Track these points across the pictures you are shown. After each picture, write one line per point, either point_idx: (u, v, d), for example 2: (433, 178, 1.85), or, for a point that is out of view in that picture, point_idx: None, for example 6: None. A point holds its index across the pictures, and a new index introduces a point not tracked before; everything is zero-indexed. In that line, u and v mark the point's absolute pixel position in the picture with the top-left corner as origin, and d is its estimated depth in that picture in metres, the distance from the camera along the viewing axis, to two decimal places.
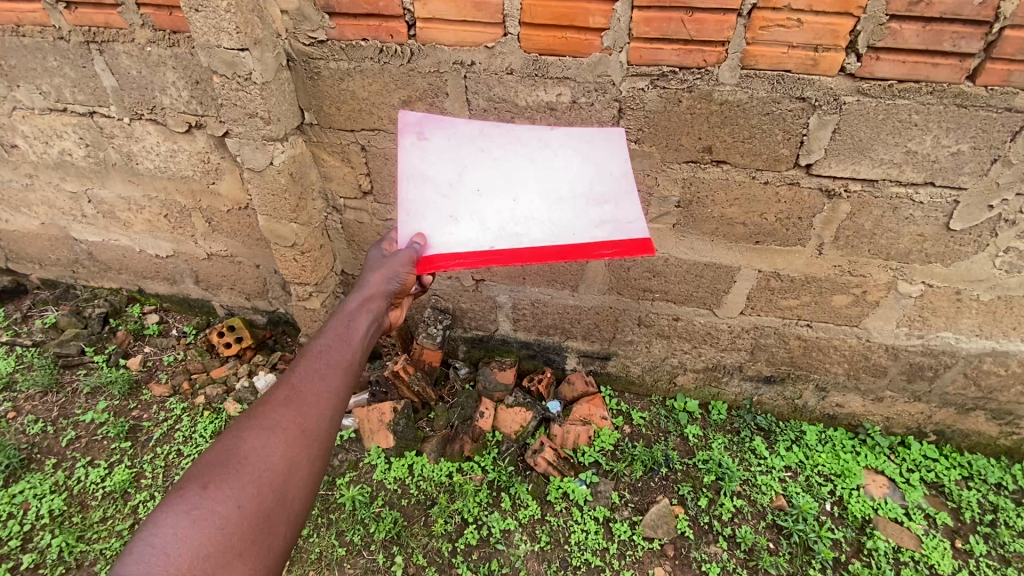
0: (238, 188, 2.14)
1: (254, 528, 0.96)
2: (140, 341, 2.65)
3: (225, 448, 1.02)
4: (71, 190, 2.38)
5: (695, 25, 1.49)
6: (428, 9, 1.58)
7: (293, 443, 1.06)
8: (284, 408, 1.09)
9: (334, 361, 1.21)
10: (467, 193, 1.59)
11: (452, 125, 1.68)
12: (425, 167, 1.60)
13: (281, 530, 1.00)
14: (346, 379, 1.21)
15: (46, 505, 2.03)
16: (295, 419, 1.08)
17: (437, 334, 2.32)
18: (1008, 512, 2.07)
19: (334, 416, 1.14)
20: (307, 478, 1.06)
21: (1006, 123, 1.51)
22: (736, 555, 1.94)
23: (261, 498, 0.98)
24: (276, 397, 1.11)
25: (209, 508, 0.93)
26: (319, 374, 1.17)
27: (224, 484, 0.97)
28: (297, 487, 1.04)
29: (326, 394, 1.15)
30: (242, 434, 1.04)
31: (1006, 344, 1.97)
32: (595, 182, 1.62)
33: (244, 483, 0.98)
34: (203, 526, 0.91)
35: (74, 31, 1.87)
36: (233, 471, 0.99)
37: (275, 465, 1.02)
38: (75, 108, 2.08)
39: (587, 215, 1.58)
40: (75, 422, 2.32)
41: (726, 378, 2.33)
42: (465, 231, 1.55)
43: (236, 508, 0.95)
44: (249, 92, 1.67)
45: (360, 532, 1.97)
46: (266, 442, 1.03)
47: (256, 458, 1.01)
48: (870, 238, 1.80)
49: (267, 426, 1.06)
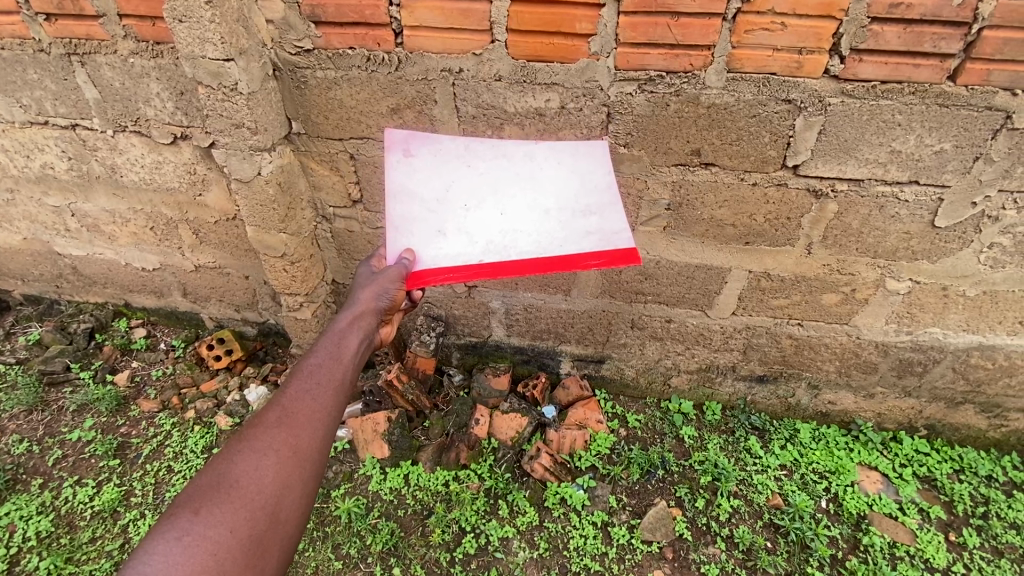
0: (226, 199, 2.11)
1: (248, 552, 0.95)
2: (127, 356, 2.60)
3: (216, 471, 1.01)
4: (54, 205, 2.35)
5: (681, 29, 1.50)
6: (415, 17, 1.58)
7: (286, 465, 1.04)
8: (277, 429, 1.07)
9: (327, 379, 1.20)
10: (455, 208, 1.58)
11: (439, 143, 1.69)
12: (413, 184, 1.60)
13: (274, 555, 0.98)
14: (339, 396, 1.20)
15: (34, 527, 1.98)
16: (287, 441, 1.07)
17: (430, 341, 2.34)
18: (999, 504, 2.10)
19: (327, 436, 1.12)
20: (300, 501, 1.04)
21: (987, 122, 1.54)
22: (735, 555, 1.95)
23: (252, 523, 0.97)
24: (268, 417, 1.10)
25: (201, 533, 0.92)
26: (311, 393, 1.16)
27: (216, 508, 0.95)
28: (289, 509, 1.02)
29: (318, 414, 1.13)
30: (235, 456, 1.03)
31: (993, 338, 2.00)
32: (581, 194, 1.64)
33: (236, 507, 0.96)
34: (196, 552, 0.90)
35: (55, 43, 1.84)
36: (225, 495, 0.97)
37: (269, 489, 1.00)
38: (57, 121, 2.05)
39: (575, 226, 1.58)
40: (62, 441, 2.27)
41: (719, 378, 2.35)
42: (454, 245, 1.54)
43: (228, 533, 0.94)
44: (235, 102, 1.66)
45: (356, 544, 1.94)
46: (257, 464, 1.02)
47: (249, 481, 0.99)
48: (858, 237, 1.82)
49: (260, 448, 1.04)
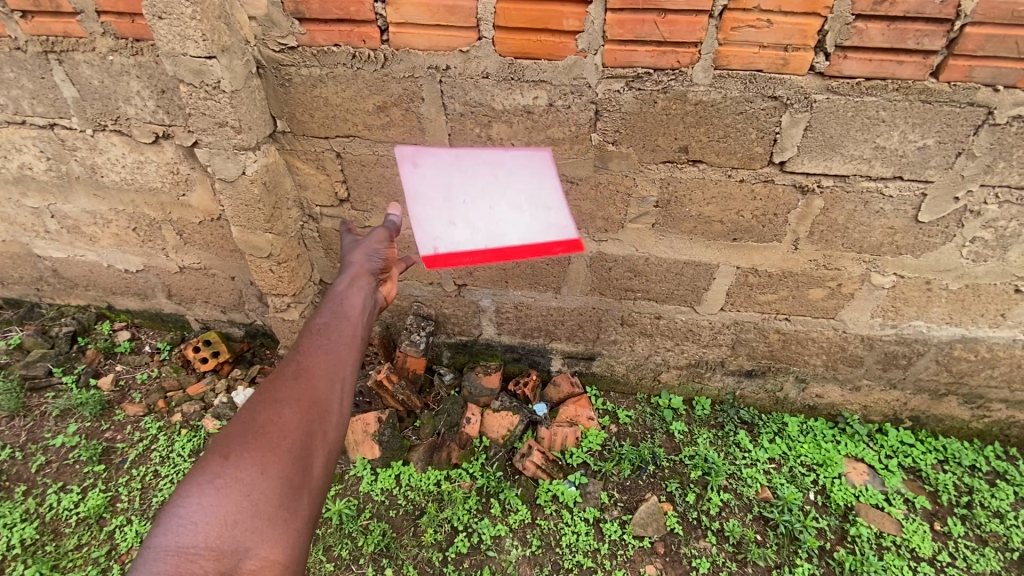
0: (210, 199, 2.08)
1: (281, 493, 1.00)
2: (111, 359, 2.56)
3: (242, 423, 1.07)
4: (33, 206, 2.30)
5: (668, 26, 1.50)
6: (401, 14, 1.56)
7: (307, 412, 1.11)
8: (295, 381, 1.15)
9: (337, 334, 1.27)
10: (458, 204, 1.78)
11: (436, 143, 1.81)
12: (423, 189, 1.80)
13: (308, 497, 1.03)
14: (351, 349, 1.27)
15: (17, 535, 1.94)
16: (306, 391, 1.14)
17: (420, 341, 2.29)
18: (982, 493, 2.14)
19: (343, 386, 1.19)
20: (325, 446, 1.10)
21: (969, 118, 1.56)
22: (725, 549, 1.97)
23: (282, 467, 1.02)
24: (285, 373, 1.17)
25: (232, 478, 0.98)
26: (323, 348, 1.23)
27: (244, 454, 1.01)
28: (316, 453, 1.08)
29: (333, 366, 1.20)
30: (258, 408, 1.10)
31: (975, 330, 2.04)
32: (552, 192, 1.86)
33: (264, 453, 1.02)
34: (230, 494, 0.96)
35: (31, 41, 1.80)
36: (252, 441, 1.03)
37: (292, 434, 1.07)
38: (34, 120, 2.00)
39: (541, 220, 1.88)
40: (45, 447, 2.23)
41: (708, 374, 2.37)
42: (462, 234, 1.80)
43: (260, 476, 1.00)
44: (218, 100, 1.64)
45: (347, 546, 1.93)
46: (279, 413, 1.08)
47: (273, 428, 1.06)
48: (843, 232, 1.84)
49: (280, 399, 1.11)
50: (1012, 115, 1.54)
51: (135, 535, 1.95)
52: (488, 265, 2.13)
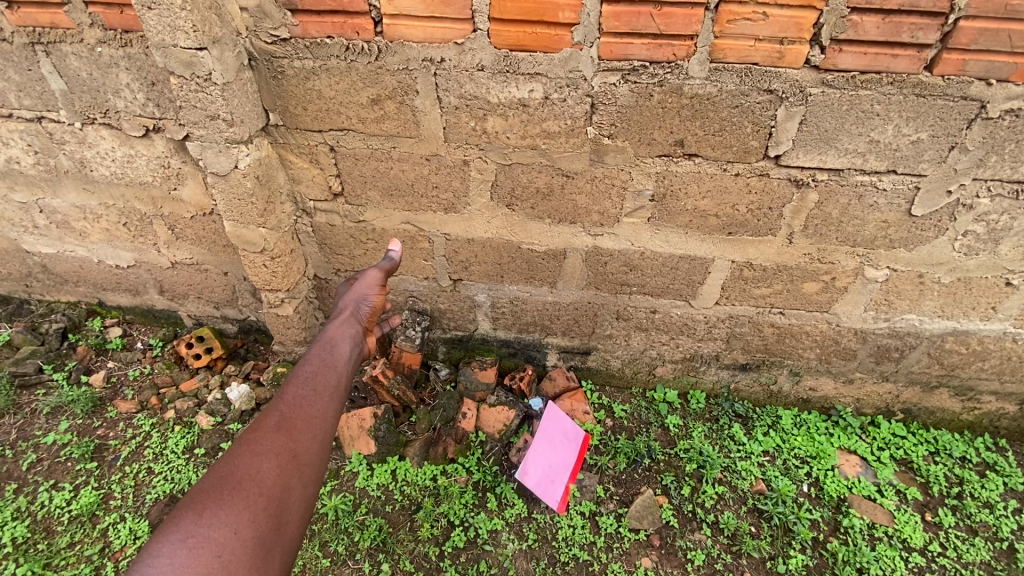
0: (202, 193, 2.06)
1: (251, 553, 1.03)
2: (103, 356, 2.53)
3: (220, 477, 1.11)
4: (21, 200, 2.26)
5: (663, 19, 1.49)
6: (395, 6, 1.54)
7: (287, 467, 1.17)
8: (276, 434, 1.22)
9: (320, 386, 1.38)
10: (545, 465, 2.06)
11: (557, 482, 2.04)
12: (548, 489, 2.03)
13: (276, 556, 1.07)
14: (332, 403, 1.37)
15: (9, 534, 1.92)
16: (286, 444, 1.21)
17: (415, 336, 2.27)
18: (973, 483, 2.16)
19: (322, 441, 1.27)
20: (299, 505, 1.16)
21: (962, 111, 1.56)
22: (720, 540, 1.98)
23: (256, 524, 1.06)
24: (266, 425, 1.24)
25: (204, 535, 1.00)
26: (305, 400, 1.32)
27: (219, 511, 1.05)
28: (289, 512, 1.13)
29: (313, 420, 1.29)
30: (237, 461, 1.15)
31: (966, 323, 2.05)
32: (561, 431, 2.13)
33: (240, 509, 1.06)
34: (201, 552, 0.97)
35: (18, 31, 1.77)
36: (228, 497, 1.07)
37: (270, 489, 1.12)
38: (21, 113, 1.97)
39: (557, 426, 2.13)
40: (36, 444, 2.20)
41: (703, 368, 2.38)
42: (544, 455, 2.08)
43: (232, 534, 1.03)
44: (209, 93, 1.61)
45: (344, 541, 1.93)
46: (259, 467, 1.14)
47: (252, 481, 1.11)
48: (838, 226, 1.84)
49: (261, 451, 1.17)
50: (1004, 109, 1.55)
51: (129, 532, 1.93)
52: (484, 260, 2.12)
